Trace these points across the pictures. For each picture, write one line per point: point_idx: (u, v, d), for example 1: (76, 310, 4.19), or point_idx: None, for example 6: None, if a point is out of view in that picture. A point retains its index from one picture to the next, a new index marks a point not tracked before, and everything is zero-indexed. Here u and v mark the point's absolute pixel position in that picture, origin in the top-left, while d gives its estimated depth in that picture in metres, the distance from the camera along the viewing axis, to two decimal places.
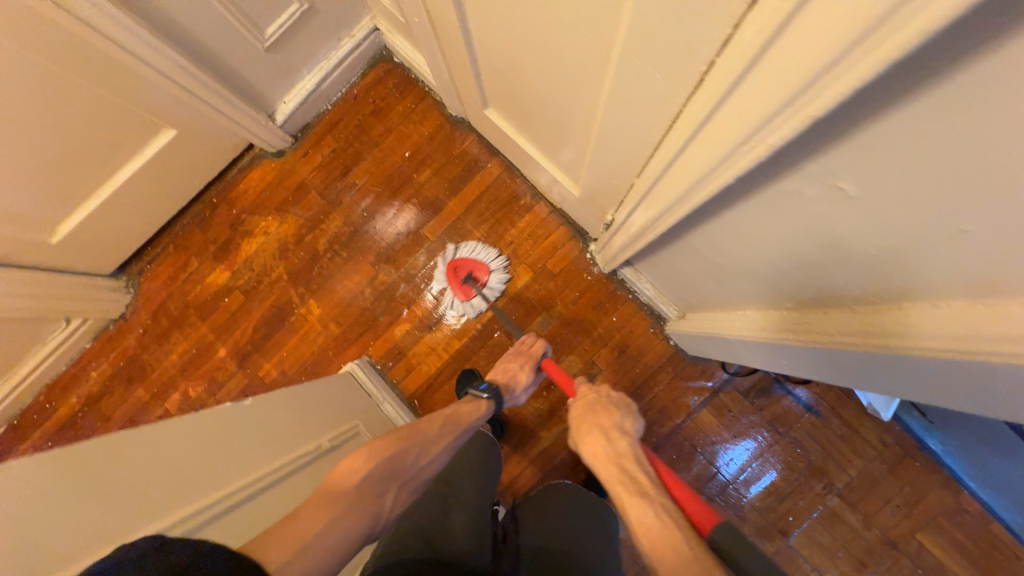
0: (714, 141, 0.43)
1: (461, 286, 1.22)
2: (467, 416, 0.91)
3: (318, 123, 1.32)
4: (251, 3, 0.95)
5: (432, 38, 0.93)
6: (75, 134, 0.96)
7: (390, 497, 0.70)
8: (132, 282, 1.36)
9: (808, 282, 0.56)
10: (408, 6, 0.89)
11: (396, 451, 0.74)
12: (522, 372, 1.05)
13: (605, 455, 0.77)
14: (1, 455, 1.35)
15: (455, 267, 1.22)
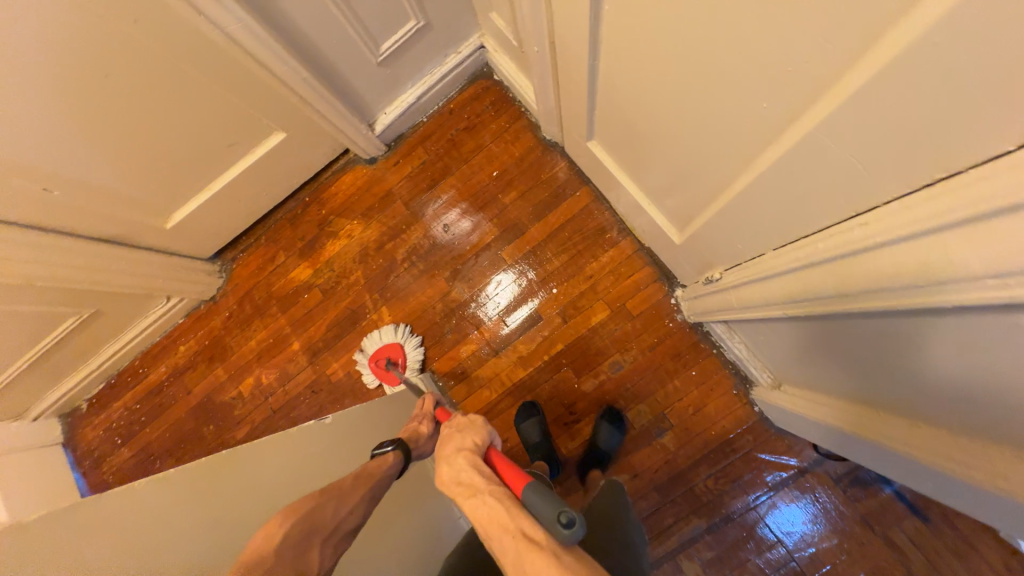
0: (959, 248, 0.36)
1: (386, 375, 1.24)
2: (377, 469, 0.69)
3: (412, 134, 1.34)
4: (374, 20, 0.97)
5: (547, 66, 0.90)
6: (201, 133, 1.03)
7: (314, 557, 0.52)
8: (225, 267, 1.44)
9: (998, 415, 0.46)
10: (529, 33, 0.87)
11: (314, 500, 0.56)
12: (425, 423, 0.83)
13: (446, 481, 0.59)
14: (98, 408, 1.50)
15: (375, 360, 1.26)
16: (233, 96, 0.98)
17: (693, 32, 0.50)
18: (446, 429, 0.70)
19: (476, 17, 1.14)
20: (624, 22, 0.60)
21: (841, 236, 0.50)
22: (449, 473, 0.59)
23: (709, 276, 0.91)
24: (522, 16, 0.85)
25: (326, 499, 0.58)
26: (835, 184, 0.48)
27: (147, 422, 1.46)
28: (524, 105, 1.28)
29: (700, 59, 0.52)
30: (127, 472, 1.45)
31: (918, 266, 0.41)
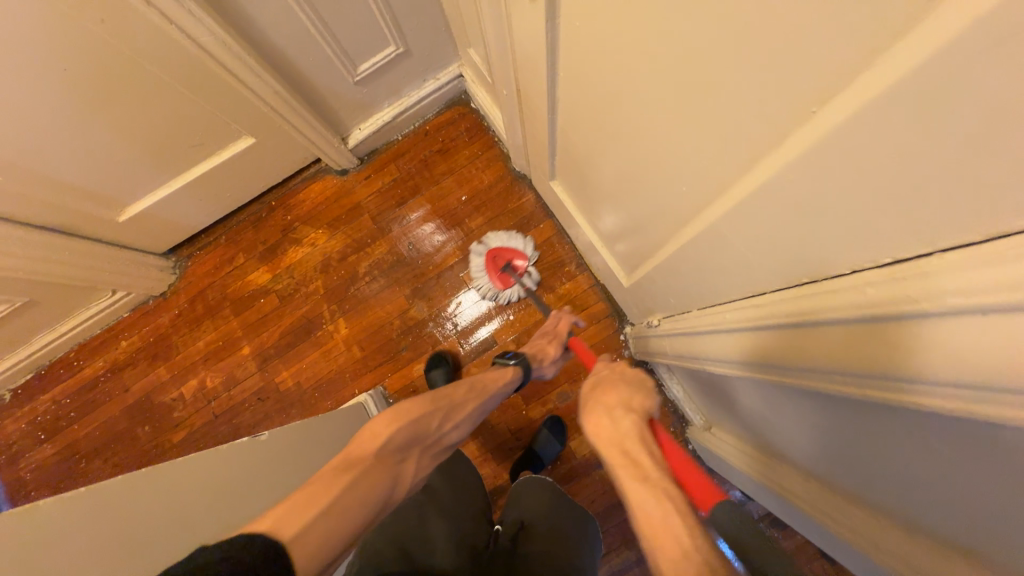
0: (834, 354, 0.41)
1: (499, 275, 1.22)
2: (494, 382, 0.88)
3: (385, 150, 1.36)
4: (353, 43, 0.99)
5: (515, 108, 0.94)
6: (165, 132, 1.02)
7: (412, 460, 0.69)
8: (179, 264, 1.41)
9: (868, 483, 0.53)
10: (500, 78, 0.91)
11: (418, 413, 0.71)
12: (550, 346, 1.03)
13: (609, 442, 0.55)
14: (23, 400, 1.41)
15: (493, 255, 1.22)
16: (202, 101, 0.98)
17: (629, 110, 0.55)
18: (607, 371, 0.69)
19: (455, 49, 1.17)
20: (576, 88, 0.64)
21: (752, 311, 0.54)
22: (611, 433, 0.56)
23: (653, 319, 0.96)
24: (494, 61, 0.89)
25: (434, 413, 0.74)
26: (743, 265, 0.53)
27: (75, 418, 1.39)
28: (497, 135, 1.32)
29: (637, 134, 0.57)
30: (47, 470, 1.37)
31: (803, 356, 0.46)
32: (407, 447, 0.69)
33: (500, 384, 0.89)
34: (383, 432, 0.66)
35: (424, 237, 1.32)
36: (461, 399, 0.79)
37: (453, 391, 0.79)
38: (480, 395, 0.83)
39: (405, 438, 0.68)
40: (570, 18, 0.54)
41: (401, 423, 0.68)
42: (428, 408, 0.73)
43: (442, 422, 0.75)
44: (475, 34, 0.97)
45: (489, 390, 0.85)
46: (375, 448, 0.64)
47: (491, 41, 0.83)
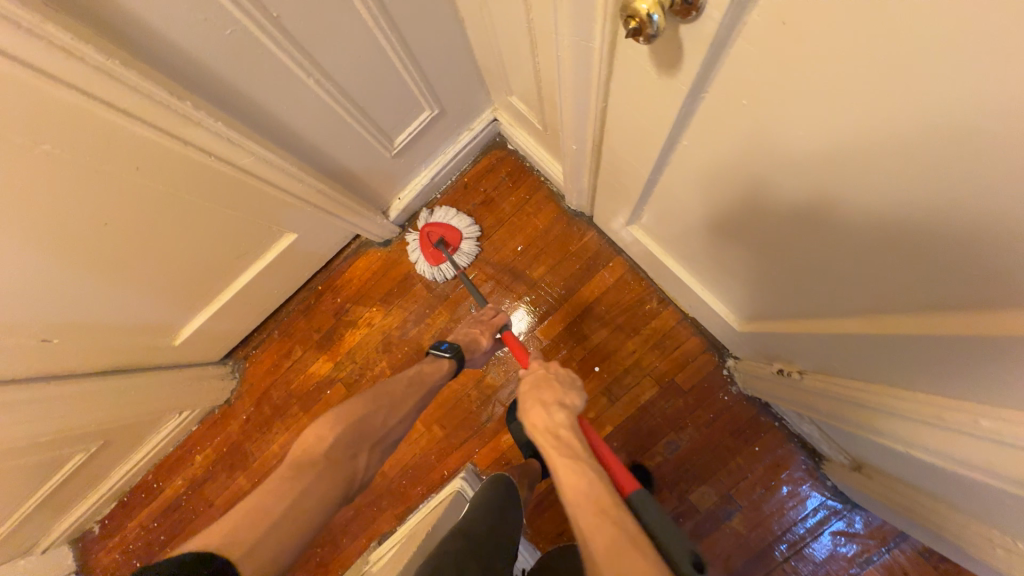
0: None
1: (431, 251, 1.19)
2: (431, 376, 0.87)
3: (426, 211, 1.27)
4: (387, 118, 0.90)
5: (585, 159, 0.84)
6: (211, 251, 0.95)
7: (361, 457, 0.70)
8: (237, 367, 1.35)
9: None
10: (565, 132, 0.80)
11: (364, 412, 0.73)
12: (481, 336, 0.98)
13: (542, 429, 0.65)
14: (111, 530, 1.39)
15: (426, 233, 1.20)
16: (245, 213, 0.90)
17: (821, 189, 0.44)
18: (544, 369, 0.75)
19: (490, 94, 1.07)
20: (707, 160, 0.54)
21: (1002, 429, 0.45)
22: (545, 422, 0.65)
23: (788, 368, 0.83)
24: (559, 116, 0.79)
25: (375, 410, 0.75)
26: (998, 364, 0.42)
27: (164, 542, 1.35)
28: (543, 175, 1.21)
29: (825, 215, 0.46)
30: None
31: None
32: (357, 443, 0.70)
33: (439, 377, 0.87)
34: (329, 437, 0.67)
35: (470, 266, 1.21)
36: (403, 395, 0.80)
37: (394, 388, 0.80)
38: (421, 383, 0.84)
39: (350, 438, 0.69)
40: (728, 88, 0.44)
41: (344, 424, 0.70)
42: (369, 407, 0.75)
43: (385, 420, 0.76)
44: (524, 85, 0.86)
45: (427, 385, 0.85)
46: (322, 450, 0.66)
47: (558, 99, 0.73)
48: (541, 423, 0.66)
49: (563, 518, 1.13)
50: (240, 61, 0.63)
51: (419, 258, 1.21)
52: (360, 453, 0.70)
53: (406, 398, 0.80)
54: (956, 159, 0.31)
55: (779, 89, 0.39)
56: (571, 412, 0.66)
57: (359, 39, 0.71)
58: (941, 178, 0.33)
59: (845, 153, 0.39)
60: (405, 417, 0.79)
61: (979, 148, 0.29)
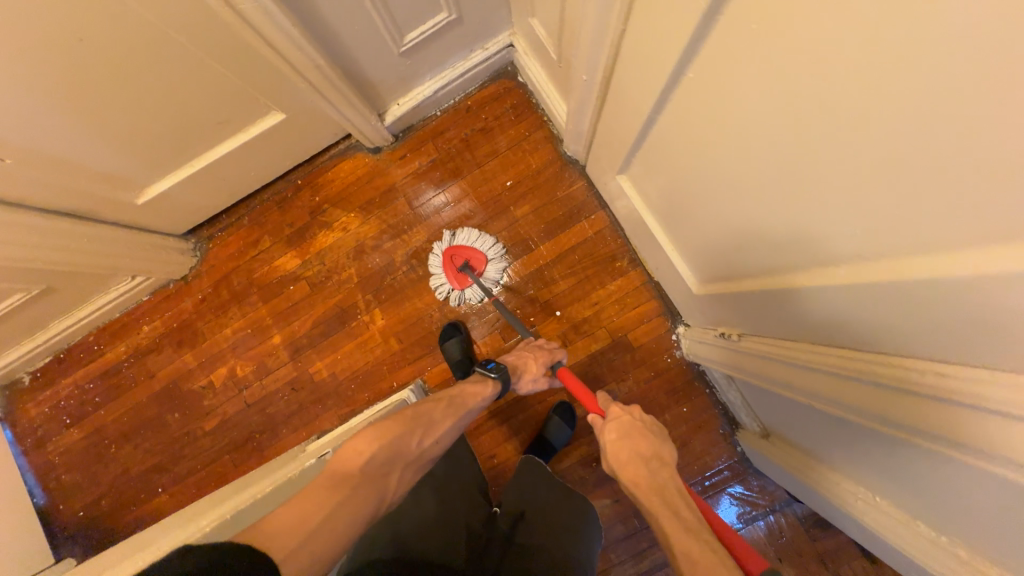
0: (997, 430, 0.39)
1: (456, 273, 1.19)
2: (473, 398, 0.94)
3: (423, 127, 1.25)
4: (402, 8, 0.87)
5: (593, 98, 0.83)
6: (191, 107, 0.91)
7: (395, 476, 0.76)
8: (199, 246, 1.32)
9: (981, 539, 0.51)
10: (576, 61, 0.80)
11: (401, 432, 0.79)
12: (533, 363, 1.03)
13: (646, 487, 0.77)
14: (44, 383, 1.37)
15: (451, 255, 1.19)
16: (233, 72, 0.86)
17: (799, 145, 0.45)
18: (628, 418, 0.88)
19: (511, 14, 1.04)
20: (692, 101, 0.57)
21: (893, 369, 0.49)
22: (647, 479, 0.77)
23: (728, 332, 0.91)
24: (574, 46, 0.78)
25: (415, 433, 0.81)
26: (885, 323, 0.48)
27: (99, 405, 1.35)
28: (547, 115, 1.21)
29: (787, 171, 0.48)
30: (78, 454, 1.36)
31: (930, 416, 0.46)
32: (389, 461, 0.76)
33: (482, 399, 0.94)
34: (364, 452, 0.73)
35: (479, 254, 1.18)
36: (439, 419, 0.86)
37: (433, 411, 0.86)
38: (461, 403, 0.91)
39: (384, 456, 0.75)
40: (741, 23, 0.43)
41: (380, 442, 0.76)
42: (406, 429, 0.80)
43: (421, 439, 0.81)
44: (549, 10, 0.84)
45: (470, 407, 0.92)
46: (359, 464, 0.72)
47: (578, 25, 0.72)
48: (644, 485, 0.77)
49: (498, 442, 1.21)
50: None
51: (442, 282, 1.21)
52: (393, 470, 0.76)
53: (445, 421, 0.86)
54: (920, 110, 0.32)
55: (787, 28, 0.39)
56: (671, 470, 0.79)
57: None
58: (902, 129, 0.34)
59: (833, 105, 0.39)
60: (444, 435, 0.86)
61: (940, 95, 0.30)
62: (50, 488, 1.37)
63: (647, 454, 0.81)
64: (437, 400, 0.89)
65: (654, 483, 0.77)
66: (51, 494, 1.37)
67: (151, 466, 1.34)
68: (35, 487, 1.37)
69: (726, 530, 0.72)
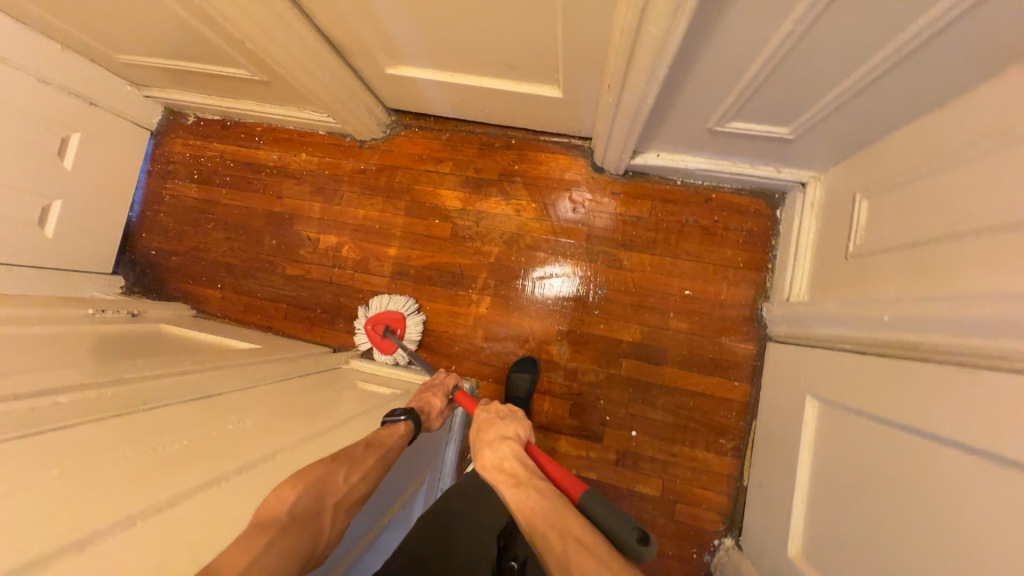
0: None
1: (381, 341, 1.22)
2: (388, 443, 0.69)
3: (655, 183, 1.15)
4: (760, 102, 0.77)
5: (869, 336, 0.71)
6: (503, 38, 0.85)
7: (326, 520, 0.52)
8: (393, 126, 1.30)
9: None
10: (886, 297, 0.69)
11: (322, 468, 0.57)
12: (434, 398, 0.91)
13: (490, 464, 0.70)
14: (201, 133, 1.44)
15: (373, 322, 1.23)
16: (561, 32, 0.80)
17: None
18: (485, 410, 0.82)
19: (839, 166, 0.90)
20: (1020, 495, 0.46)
21: None
22: (492, 457, 0.70)
23: None
24: (909, 292, 0.65)
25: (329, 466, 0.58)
26: None
27: (226, 184, 1.41)
28: (774, 265, 1.07)
29: None
30: (183, 206, 1.44)
31: None
32: (321, 502, 0.53)
33: (397, 443, 0.70)
34: (287, 499, 0.51)
35: (610, 310, 1.15)
36: (361, 456, 0.62)
37: (351, 446, 0.63)
38: (380, 445, 0.67)
39: (311, 499, 0.53)
40: None
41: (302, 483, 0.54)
42: (324, 466, 0.57)
43: (349, 474, 0.59)
44: (901, 221, 0.70)
45: (388, 448, 0.68)
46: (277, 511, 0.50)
47: (947, 290, 0.59)
48: (492, 463, 0.70)
49: None
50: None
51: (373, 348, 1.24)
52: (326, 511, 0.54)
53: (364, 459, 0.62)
54: None
55: None
56: (512, 441, 0.72)
57: (891, 22, 0.54)
58: None
59: None
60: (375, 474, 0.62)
61: None
62: (147, 214, 1.47)
63: (488, 439, 0.74)
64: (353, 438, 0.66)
65: (498, 460, 0.69)
66: (145, 219, 1.47)
67: (225, 262, 1.40)
68: (139, 203, 1.48)
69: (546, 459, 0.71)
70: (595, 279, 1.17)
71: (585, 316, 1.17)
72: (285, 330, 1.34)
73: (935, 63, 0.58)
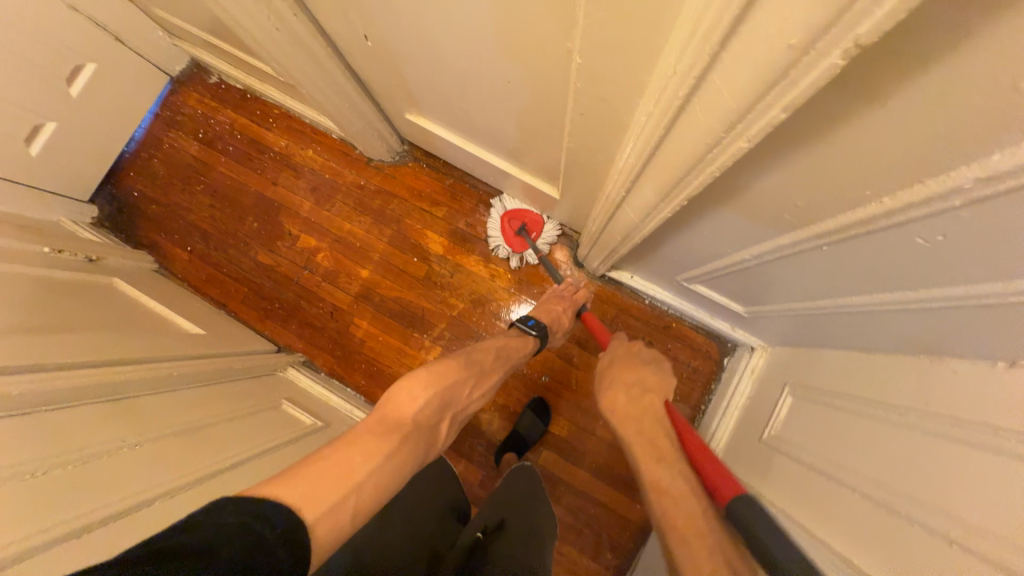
0: None
1: (515, 239, 1.20)
2: (515, 352, 0.91)
3: (626, 295, 1.19)
4: (721, 284, 0.81)
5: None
6: (515, 140, 0.88)
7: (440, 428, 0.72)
8: (403, 156, 1.32)
9: None
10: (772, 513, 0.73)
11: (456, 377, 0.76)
12: (562, 314, 1.04)
13: (623, 414, 0.78)
14: (218, 97, 1.44)
15: (510, 219, 1.20)
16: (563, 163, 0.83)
17: None
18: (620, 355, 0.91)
19: (782, 349, 0.95)
20: None
21: None
22: (624, 403, 0.79)
23: None
24: (793, 514, 0.70)
25: (461, 379, 0.77)
26: None
27: (227, 153, 1.41)
28: (707, 408, 1.13)
29: None
30: (178, 161, 1.44)
31: None
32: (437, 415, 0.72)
33: (524, 354, 0.93)
34: (418, 398, 0.70)
35: (550, 399, 1.19)
36: (487, 368, 0.84)
37: (483, 359, 0.84)
38: (507, 354, 0.89)
39: (439, 403, 0.72)
40: None
41: (435, 388, 0.72)
42: (459, 377, 0.77)
43: (471, 390, 0.80)
44: (808, 437, 0.75)
45: (512, 356, 0.90)
46: (413, 413, 0.68)
47: (819, 530, 0.64)
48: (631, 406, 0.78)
49: None
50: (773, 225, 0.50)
51: (500, 242, 1.22)
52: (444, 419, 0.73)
53: (487, 374, 0.84)
54: None
55: None
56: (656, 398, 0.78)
57: (831, 292, 0.57)
58: None
59: None
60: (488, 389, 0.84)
61: None
62: (141, 155, 1.46)
63: (627, 383, 0.82)
64: (486, 350, 0.86)
65: (633, 410, 0.78)
66: (137, 159, 1.46)
67: (201, 228, 1.40)
68: (136, 142, 1.47)
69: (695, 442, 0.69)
70: (546, 364, 1.20)
71: (524, 397, 1.20)
72: (239, 313, 1.34)
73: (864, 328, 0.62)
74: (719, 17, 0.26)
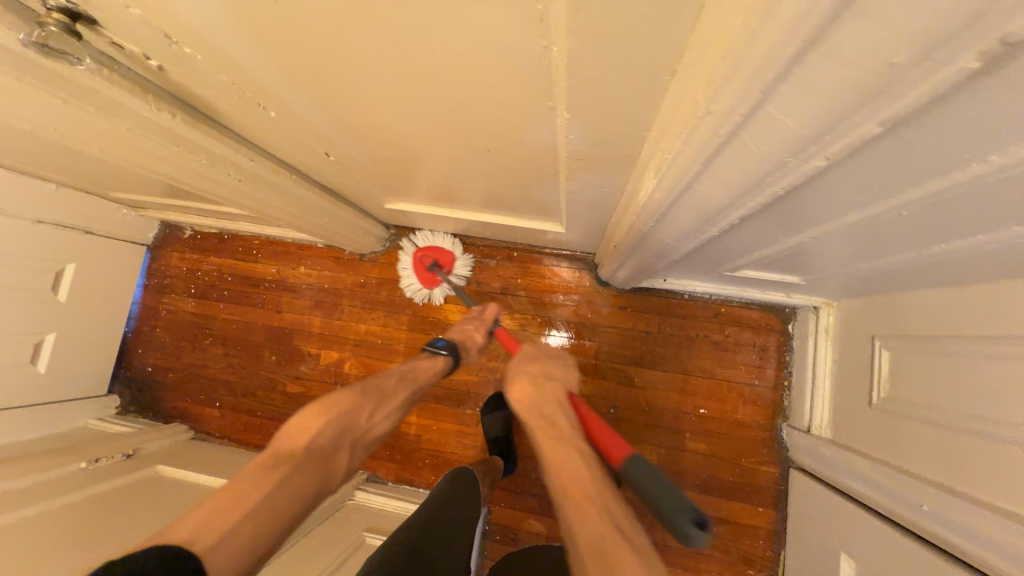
0: None
1: (427, 274, 1.19)
2: (426, 374, 0.81)
3: (661, 297, 1.13)
4: (770, 264, 0.75)
5: (914, 522, 0.67)
6: (504, 194, 0.84)
7: (338, 456, 0.62)
8: (392, 239, 1.29)
9: None
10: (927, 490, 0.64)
11: (353, 402, 0.66)
12: (476, 330, 0.93)
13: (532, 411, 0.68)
14: (199, 247, 1.43)
15: (421, 255, 1.19)
16: (562, 202, 0.79)
17: None
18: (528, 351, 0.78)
19: (851, 301, 0.88)
20: None
21: None
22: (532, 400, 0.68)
23: None
24: (953, 489, 0.61)
25: (361, 405, 0.67)
26: None
27: (223, 298, 1.39)
28: (791, 382, 1.05)
29: None
30: (179, 321, 1.42)
31: None
32: (339, 438, 0.62)
33: (433, 376, 0.82)
34: (310, 429, 0.60)
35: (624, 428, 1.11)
36: (390, 390, 0.73)
37: (385, 381, 0.73)
38: (413, 377, 0.79)
39: (333, 433, 0.61)
40: None
41: (327, 417, 0.62)
42: (357, 400, 0.66)
43: (372, 414, 0.68)
44: (932, 394, 0.67)
45: (420, 380, 0.79)
46: (305, 442, 0.59)
47: (997, 503, 0.55)
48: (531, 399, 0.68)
49: None
50: (834, 211, 0.44)
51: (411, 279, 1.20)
52: (343, 449, 0.62)
53: (394, 395, 0.73)
54: None
55: None
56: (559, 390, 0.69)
57: (910, 247, 0.51)
58: None
59: None
60: (394, 411, 0.73)
61: None
62: (143, 329, 1.44)
63: (531, 373, 0.72)
64: (392, 371, 0.76)
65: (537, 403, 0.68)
66: (140, 334, 1.44)
67: (223, 379, 1.37)
68: (134, 318, 1.45)
69: (590, 418, 0.64)
70: (607, 395, 1.13)
71: None
72: None
73: (957, 268, 0.55)
74: (772, 57, 0.22)
